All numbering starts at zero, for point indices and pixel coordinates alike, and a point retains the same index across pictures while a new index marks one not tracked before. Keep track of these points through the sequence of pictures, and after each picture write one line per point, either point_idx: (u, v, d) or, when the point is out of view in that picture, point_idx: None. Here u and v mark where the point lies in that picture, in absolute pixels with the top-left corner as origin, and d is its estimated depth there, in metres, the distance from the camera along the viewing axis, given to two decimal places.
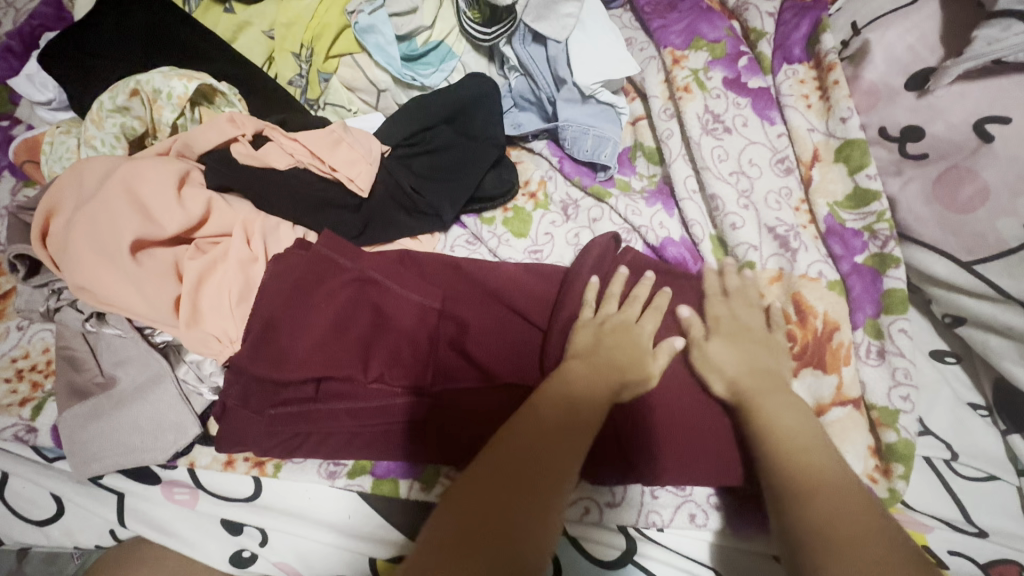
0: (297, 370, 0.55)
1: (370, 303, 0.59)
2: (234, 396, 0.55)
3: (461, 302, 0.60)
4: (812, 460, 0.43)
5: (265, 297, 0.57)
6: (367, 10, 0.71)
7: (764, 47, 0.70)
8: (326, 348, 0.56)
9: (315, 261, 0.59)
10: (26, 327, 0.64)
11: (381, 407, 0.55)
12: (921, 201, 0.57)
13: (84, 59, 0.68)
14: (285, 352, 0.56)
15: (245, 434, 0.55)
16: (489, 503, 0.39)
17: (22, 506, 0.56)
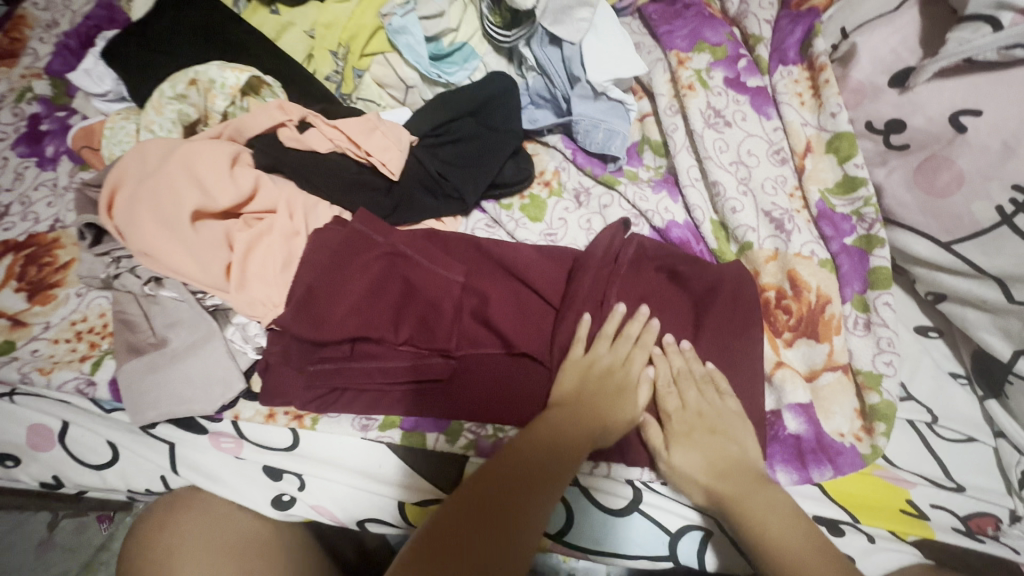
0: (334, 333, 0.60)
1: (400, 275, 0.64)
2: (277, 354, 0.61)
3: (483, 278, 0.66)
4: (805, 561, 0.45)
5: (307, 268, 0.63)
6: (399, 13, 0.77)
7: (762, 50, 0.77)
8: (361, 313, 0.62)
9: (351, 236, 0.65)
10: (85, 294, 0.70)
11: (408, 368, 0.61)
12: (904, 187, 0.63)
13: (143, 54, 0.76)
14: (322, 316, 0.61)
15: (287, 387, 0.60)
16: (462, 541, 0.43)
17: (82, 452, 0.62)
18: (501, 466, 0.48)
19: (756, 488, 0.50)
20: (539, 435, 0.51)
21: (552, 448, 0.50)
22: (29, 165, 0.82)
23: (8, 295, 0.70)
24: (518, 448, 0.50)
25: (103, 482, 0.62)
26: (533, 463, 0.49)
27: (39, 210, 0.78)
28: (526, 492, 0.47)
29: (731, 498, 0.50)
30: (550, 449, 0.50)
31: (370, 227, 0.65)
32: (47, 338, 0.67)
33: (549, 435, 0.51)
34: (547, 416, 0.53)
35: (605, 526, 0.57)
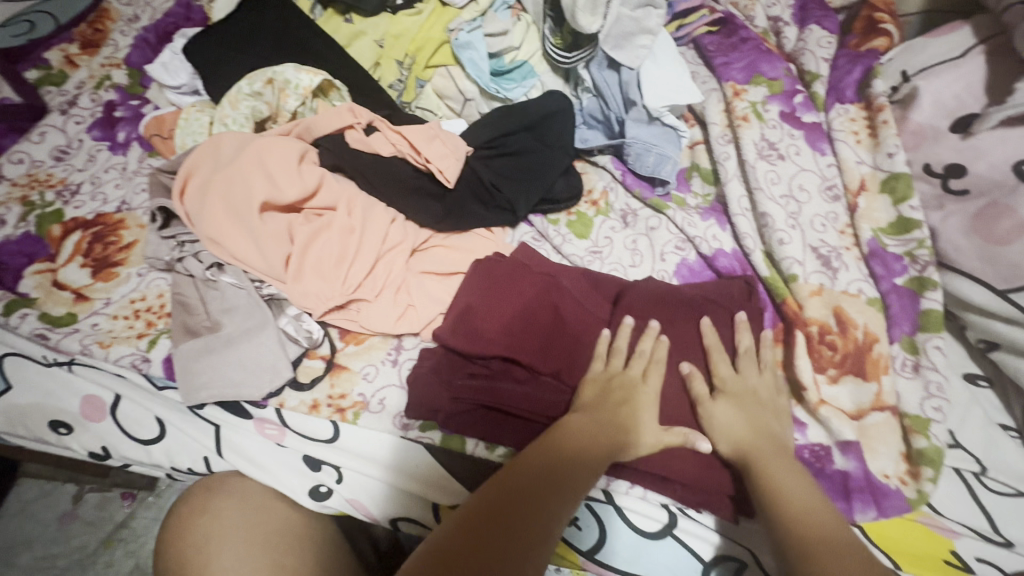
0: (465, 339, 0.63)
1: (552, 303, 0.65)
2: (428, 367, 0.62)
3: (586, 309, 0.65)
4: (812, 519, 0.47)
5: (467, 288, 0.66)
6: (466, 29, 0.81)
7: (818, 87, 0.78)
8: (511, 335, 0.63)
9: (511, 266, 0.68)
10: (145, 274, 0.72)
11: (506, 385, 0.61)
12: (961, 232, 0.63)
13: (224, 52, 0.80)
14: (467, 327, 0.63)
15: (427, 395, 0.60)
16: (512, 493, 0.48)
17: (131, 426, 0.64)
18: (521, 478, 0.50)
19: (778, 456, 0.52)
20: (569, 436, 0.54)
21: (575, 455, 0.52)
22: (102, 148, 0.86)
23: (73, 269, 0.73)
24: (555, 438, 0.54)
25: (150, 457, 0.64)
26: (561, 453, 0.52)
27: (108, 191, 0.81)
28: (566, 482, 0.50)
29: (752, 456, 0.53)
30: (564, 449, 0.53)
31: (517, 266, 0.68)
32: (107, 313, 0.69)
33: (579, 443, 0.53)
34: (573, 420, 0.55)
35: (640, 548, 0.57)
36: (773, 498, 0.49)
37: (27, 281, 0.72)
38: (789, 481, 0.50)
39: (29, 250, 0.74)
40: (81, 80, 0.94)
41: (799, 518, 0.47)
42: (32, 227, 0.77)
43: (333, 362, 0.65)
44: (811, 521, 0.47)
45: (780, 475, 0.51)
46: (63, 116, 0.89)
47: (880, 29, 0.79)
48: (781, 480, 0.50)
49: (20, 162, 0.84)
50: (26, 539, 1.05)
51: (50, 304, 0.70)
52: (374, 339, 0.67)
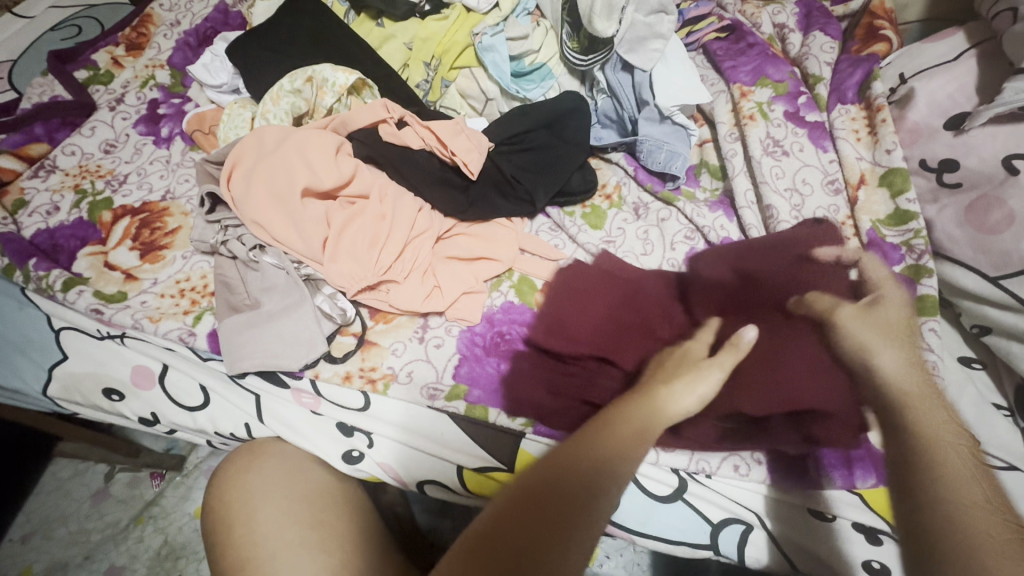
0: (555, 339, 0.67)
1: (576, 291, 0.71)
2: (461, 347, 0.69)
3: (664, 312, 0.68)
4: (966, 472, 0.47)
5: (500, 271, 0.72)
6: (489, 33, 0.86)
7: (821, 89, 0.82)
8: (540, 318, 0.69)
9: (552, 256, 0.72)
10: (189, 257, 0.77)
11: (575, 381, 0.65)
12: (955, 223, 0.67)
13: (263, 52, 0.86)
14: (547, 326, 0.68)
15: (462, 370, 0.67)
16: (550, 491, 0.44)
17: (177, 394, 0.69)
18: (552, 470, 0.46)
19: (928, 404, 0.52)
20: (609, 430, 0.49)
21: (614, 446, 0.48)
22: (147, 142, 0.92)
23: (123, 252, 0.78)
24: (581, 449, 0.47)
25: (195, 423, 0.69)
26: (583, 464, 0.46)
27: (153, 181, 0.87)
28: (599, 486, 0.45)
29: (904, 399, 0.53)
30: (603, 445, 0.47)
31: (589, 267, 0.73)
32: (155, 292, 0.74)
33: (615, 435, 0.48)
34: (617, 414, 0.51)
35: (651, 510, 0.61)
36: (927, 445, 0.48)
37: (81, 262, 0.78)
38: (944, 434, 0.49)
39: (83, 234, 0.80)
40: (127, 79, 1.00)
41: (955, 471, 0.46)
42: (84, 213, 0.83)
43: (364, 338, 0.70)
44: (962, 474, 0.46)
45: (928, 415, 0.51)
46: (111, 113, 0.95)
47: (880, 35, 0.84)
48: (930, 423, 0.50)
49: (72, 155, 0.90)
50: (61, 515, 1.10)
51: (102, 283, 0.75)
52: (402, 318, 0.72)
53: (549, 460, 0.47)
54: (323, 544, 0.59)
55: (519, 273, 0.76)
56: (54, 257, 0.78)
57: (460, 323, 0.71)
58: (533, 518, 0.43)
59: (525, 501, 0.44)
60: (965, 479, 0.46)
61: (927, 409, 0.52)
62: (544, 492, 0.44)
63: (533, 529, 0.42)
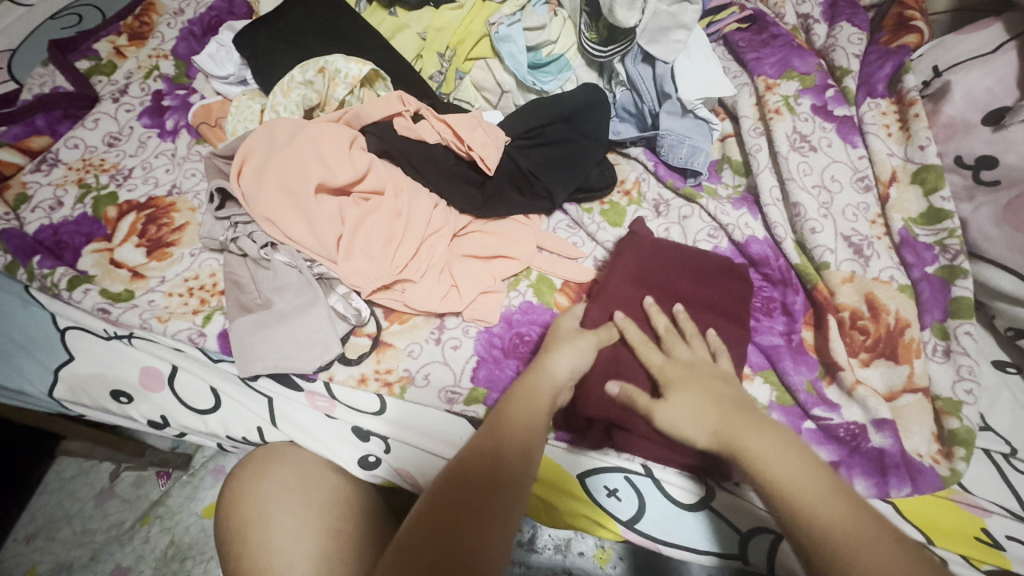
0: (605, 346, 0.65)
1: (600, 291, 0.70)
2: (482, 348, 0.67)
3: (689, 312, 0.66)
4: (830, 490, 0.44)
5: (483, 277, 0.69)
6: (506, 23, 0.83)
7: (849, 82, 0.80)
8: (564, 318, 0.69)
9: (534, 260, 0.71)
10: (198, 254, 0.75)
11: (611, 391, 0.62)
12: (992, 223, 0.65)
13: (272, 42, 0.84)
14: None
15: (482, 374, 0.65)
16: (464, 495, 0.46)
17: (187, 396, 0.67)
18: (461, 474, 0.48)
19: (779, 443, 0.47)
20: (509, 420, 0.51)
21: (520, 440, 0.50)
22: (152, 135, 0.89)
23: (129, 249, 0.76)
24: (481, 448, 0.50)
25: (206, 426, 0.67)
26: (482, 468, 0.48)
27: (159, 175, 0.84)
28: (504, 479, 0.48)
29: (728, 438, 0.49)
30: (506, 440, 0.50)
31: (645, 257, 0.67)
32: (163, 290, 0.72)
33: (512, 421, 0.51)
34: (512, 396, 0.53)
35: (677, 519, 0.59)
36: (773, 481, 0.45)
37: (86, 258, 0.75)
38: (782, 456, 0.46)
39: (87, 230, 0.78)
40: (130, 69, 0.97)
41: (807, 496, 0.44)
42: (88, 208, 0.80)
43: (379, 340, 0.68)
44: (813, 498, 0.43)
45: (762, 442, 0.47)
46: (114, 105, 0.92)
47: (911, 25, 0.81)
48: (767, 456, 0.46)
49: (75, 148, 0.87)
50: (66, 514, 1.08)
51: (108, 281, 0.73)
52: (417, 318, 0.70)
53: (457, 460, 0.49)
54: (340, 555, 0.57)
55: (538, 272, 0.74)
56: (58, 254, 0.76)
57: (477, 324, 0.69)
58: (453, 535, 0.44)
59: (439, 518, 0.45)
60: (818, 499, 0.43)
61: (763, 434, 0.48)
62: (451, 505, 0.45)
63: (452, 539, 0.43)
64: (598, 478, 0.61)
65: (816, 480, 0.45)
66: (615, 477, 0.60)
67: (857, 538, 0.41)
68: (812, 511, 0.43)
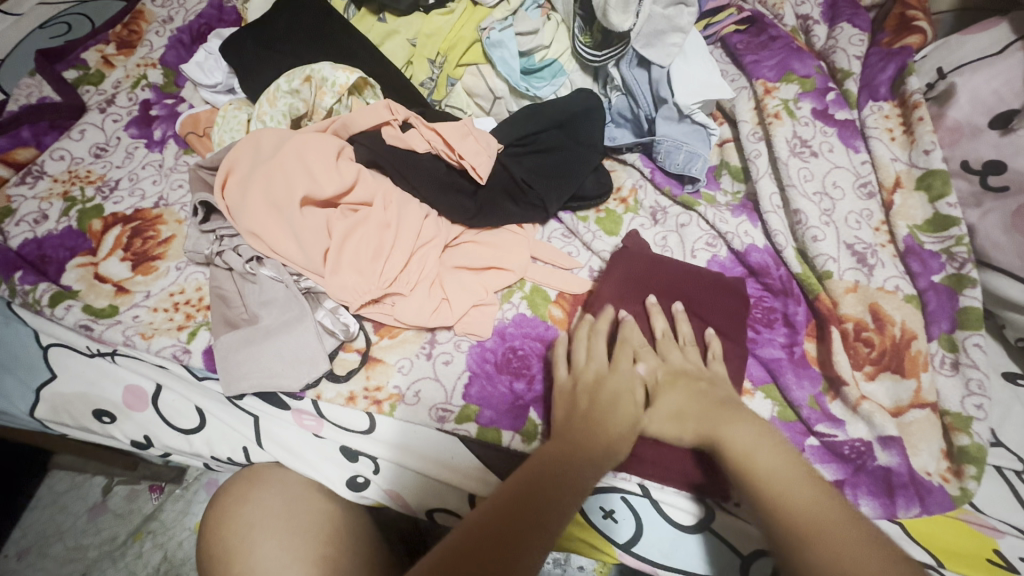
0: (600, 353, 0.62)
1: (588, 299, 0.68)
2: (473, 364, 0.65)
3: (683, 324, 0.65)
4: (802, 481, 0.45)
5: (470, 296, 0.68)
6: (497, 28, 0.81)
7: (851, 85, 0.77)
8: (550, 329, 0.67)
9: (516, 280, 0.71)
10: (183, 268, 0.73)
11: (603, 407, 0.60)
12: (1001, 230, 0.62)
13: (258, 50, 0.82)
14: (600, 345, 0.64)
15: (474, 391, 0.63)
16: (545, 486, 0.47)
17: (171, 415, 0.65)
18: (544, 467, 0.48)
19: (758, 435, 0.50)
20: (597, 422, 0.53)
21: (599, 445, 0.51)
22: (139, 146, 0.88)
23: (114, 263, 0.75)
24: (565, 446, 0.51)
25: (191, 446, 0.65)
26: (565, 459, 0.49)
27: (145, 187, 0.83)
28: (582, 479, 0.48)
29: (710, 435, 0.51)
30: (594, 442, 0.51)
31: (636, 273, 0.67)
32: (147, 305, 0.70)
33: (602, 425, 0.52)
34: (606, 398, 0.55)
35: (675, 540, 0.57)
36: (745, 474, 0.47)
37: (70, 273, 0.74)
38: (762, 448, 0.48)
39: (72, 244, 0.76)
40: (118, 79, 0.96)
41: (774, 485, 0.45)
42: (73, 222, 0.79)
43: (368, 355, 0.66)
44: (781, 489, 0.45)
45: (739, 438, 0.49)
46: (101, 115, 0.91)
47: (913, 26, 0.79)
48: (743, 450, 0.48)
49: (60, 160, 0.86)
50: (58, 530, 1.06)
51: (92, 297, 0.71)
52: (408, 332, 0.68)
53: (546, 452, 0.50)
54: None
55: (531, 283, 0.72)
56: (42, 269, 0.74)
57: (469, 338, 0.67)
58: (528, 520, 0.44)
59: (518, 502, 0.45)
60: (787, 489, 0.45)
61: (742, 427, 0.50)
62: (531, 493, 0.46)
63: (524, 524, 0.44)
64: (594, 498, 0.58)
65: (789, 471, 0.46)
66: (612, 498, 0.58)
67: (823, 527, 0.42)
68: (778, 500, 0.44)
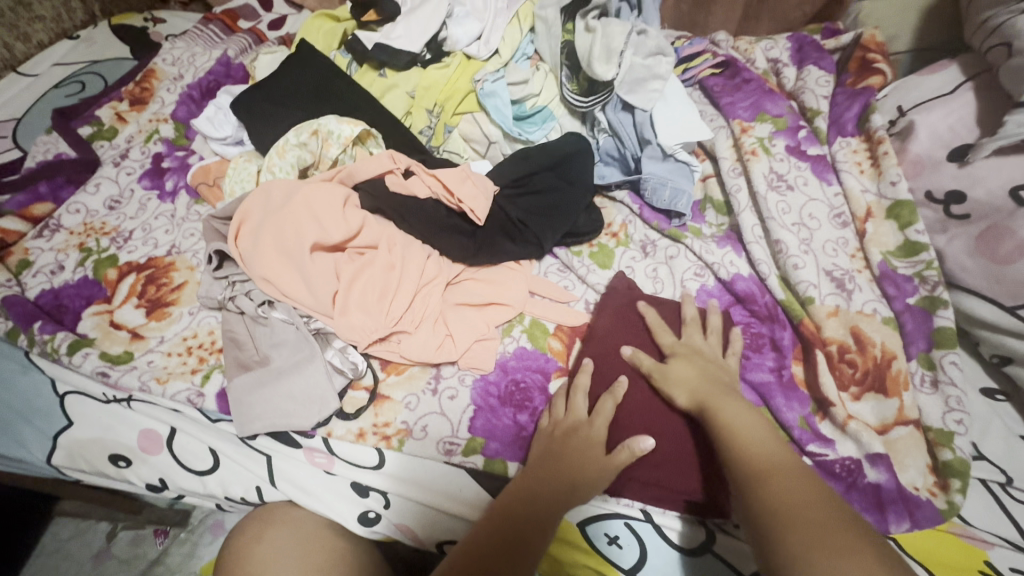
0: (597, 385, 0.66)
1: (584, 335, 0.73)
2: (479, 398, 0.68)
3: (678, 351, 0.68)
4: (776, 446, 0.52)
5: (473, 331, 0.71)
6: (490, 79, 0.87)
7: (820, 122, 0.83)
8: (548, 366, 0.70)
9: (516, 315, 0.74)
10: (196, 313, 0.76)
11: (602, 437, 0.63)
12: (967, 254, 0.67)
13: (266, 106, 0.87)
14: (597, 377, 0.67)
15: (480, 425, 0.66)
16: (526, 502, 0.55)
17: (185, 457, 0.67)
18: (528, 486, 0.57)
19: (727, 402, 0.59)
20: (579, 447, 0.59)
21: (579, 468, 0.58)
22: (151, 197, 0.92)
23: (129, 310, 0.78)
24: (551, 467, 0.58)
25: (205, 488, 0.67)
26: (546, 481, 0.57)
27: (158, 236, 0.87)
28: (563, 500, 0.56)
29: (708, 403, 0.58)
30: (574, 465, 0.58)
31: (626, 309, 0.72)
32: (162, 351, 0.73)
33: (582, 451, 0.59)
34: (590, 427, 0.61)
35: (679, 566, 0.59)
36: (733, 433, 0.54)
37: (86, 321, 0.77)
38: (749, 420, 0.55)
39: (88, 293, 0.80)
40: (131, 134, 1.01)
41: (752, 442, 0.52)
42: (89, 272, 0.82)
43: (377, 392, 0.69)
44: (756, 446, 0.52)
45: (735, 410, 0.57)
46: (115, 168, 0.96)
47: (874, 68, 0.86)
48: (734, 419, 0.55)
49: (76, 213, 0.90)
50: None
51: (108, 344, 0.74)
52: (414, 369, 0.71)
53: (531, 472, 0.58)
54: None
55: (530, 317, 0.75)
56: (59, 318, 0.77)
57: (473, 372, 0.70)
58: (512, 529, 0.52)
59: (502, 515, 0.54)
60: (763, 446, 0.52)
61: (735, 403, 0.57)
62: (516, 510, 0.54)
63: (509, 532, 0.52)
64: (598, 525, 0.60)
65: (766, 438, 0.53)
66: (615, 524, 0.60)
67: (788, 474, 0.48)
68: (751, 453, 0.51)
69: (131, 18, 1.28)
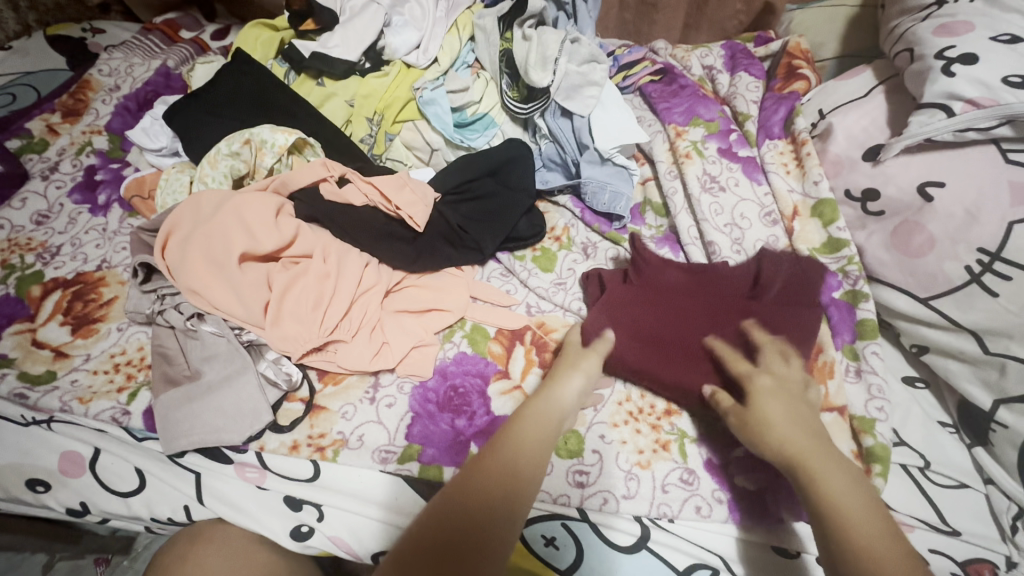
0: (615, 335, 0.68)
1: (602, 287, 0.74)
2: (417, 404, 0.67)
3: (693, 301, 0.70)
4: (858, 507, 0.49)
5: (412, 336, 0.71)
6: (429, 87, 0.88)
7: (750, 126, 0.87)
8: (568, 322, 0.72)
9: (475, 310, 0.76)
10: (125, 328, 0.74)
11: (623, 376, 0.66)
12: (883, 248, 0.70)
13: (201, 116, 0.86)
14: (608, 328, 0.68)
15: (419, 431, 0.65)
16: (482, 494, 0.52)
17: (109, 479, 0.65)
18: (480, 486, 0.53)
19: (798, 425, 0.55)
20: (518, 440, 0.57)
21: (522, 466, 0.55)
22: (82, 211, 0.89)
23: (53, 328, 0.74)
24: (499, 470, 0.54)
25: (129, 510, 0.64)
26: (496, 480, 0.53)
27: (88, 251, 0.84)
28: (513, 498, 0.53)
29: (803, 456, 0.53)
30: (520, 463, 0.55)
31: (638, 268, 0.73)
32: (87, 369, 0.70)
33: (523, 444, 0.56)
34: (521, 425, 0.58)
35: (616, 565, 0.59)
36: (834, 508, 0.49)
37: (6, 341, 0.73)
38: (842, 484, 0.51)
39: (8, 312, 0.76)
40: (63, 146, 0.98)
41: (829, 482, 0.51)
42: (12, 289, 0.79)
43: (313, 404, 0.67)
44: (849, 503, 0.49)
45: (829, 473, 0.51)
46: (44, 182, 0.92)
47: (799, 73, 0.90)
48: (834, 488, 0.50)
49: (0, 229, 0.86)
50: None
51: (29, 363, 0.71)
52: (352, 378, 0.70)
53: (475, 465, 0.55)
54: None
55: (471, 322, 0.75)
56: None
57: (412, 379, 0.69)
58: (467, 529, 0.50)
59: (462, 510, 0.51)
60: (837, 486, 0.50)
61: (827, 459, 0.52)
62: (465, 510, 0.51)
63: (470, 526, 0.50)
64: (536, 527, 0.60)
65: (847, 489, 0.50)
66: (553, 524, 0.60)
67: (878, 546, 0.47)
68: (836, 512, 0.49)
69: (68, 29, 1.25)
